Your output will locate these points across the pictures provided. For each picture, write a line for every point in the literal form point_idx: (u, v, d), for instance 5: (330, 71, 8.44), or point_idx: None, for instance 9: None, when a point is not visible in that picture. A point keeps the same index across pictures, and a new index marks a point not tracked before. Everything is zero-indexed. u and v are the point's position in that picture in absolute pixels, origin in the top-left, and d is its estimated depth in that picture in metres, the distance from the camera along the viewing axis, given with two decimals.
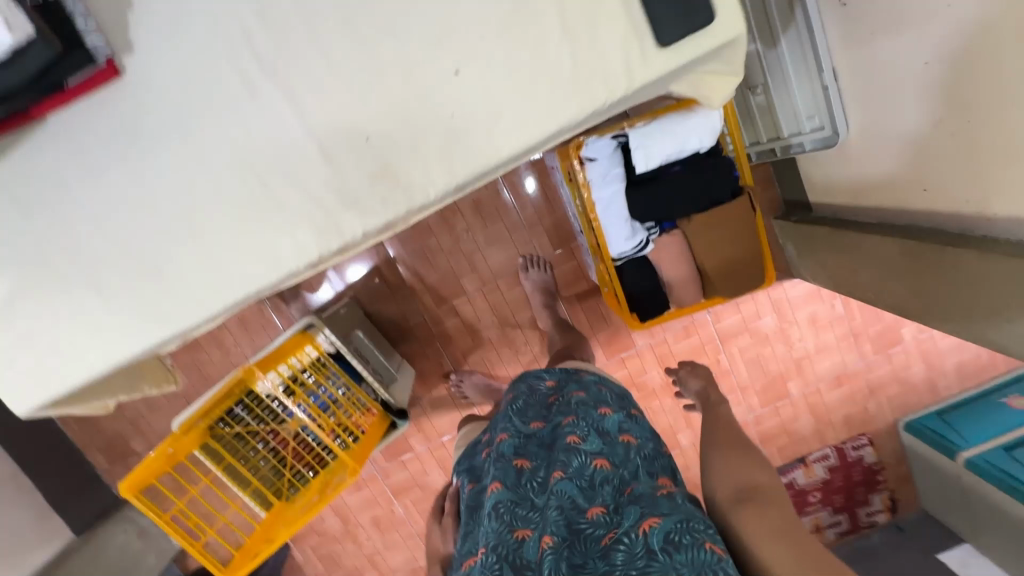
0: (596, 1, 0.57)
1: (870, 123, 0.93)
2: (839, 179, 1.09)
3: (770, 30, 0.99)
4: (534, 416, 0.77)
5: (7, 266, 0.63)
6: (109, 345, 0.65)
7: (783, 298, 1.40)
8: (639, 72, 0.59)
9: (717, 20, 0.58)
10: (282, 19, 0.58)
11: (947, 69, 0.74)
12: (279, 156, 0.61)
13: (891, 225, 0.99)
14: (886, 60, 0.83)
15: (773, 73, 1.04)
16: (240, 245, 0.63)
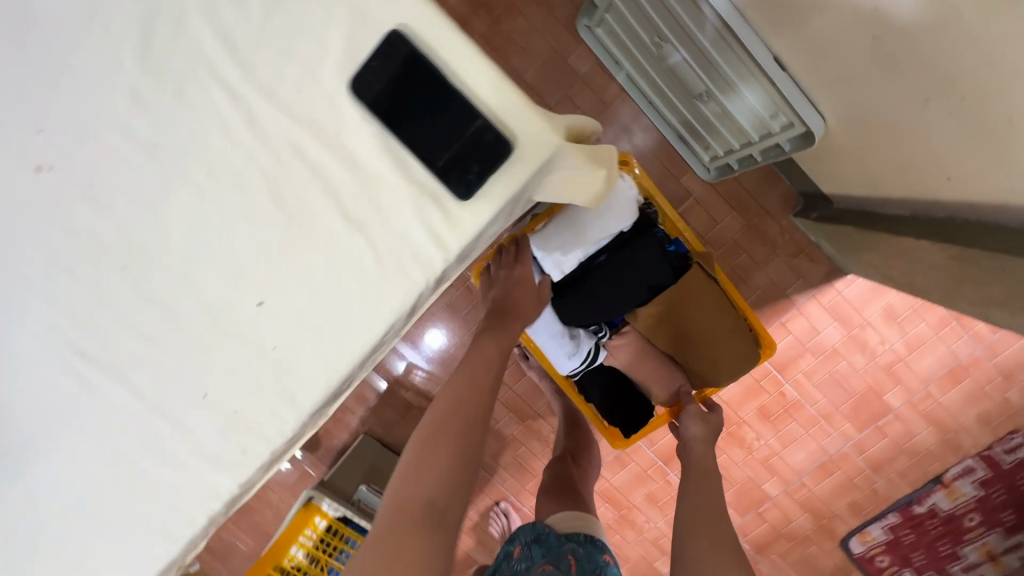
0: (373, 182, 0.47)
1: (847, 108, 0.71)
2: (845, 170, 0.86)
3: (687, 36, 0.81)
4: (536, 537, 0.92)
5: None
6: None
7: (840, 302, 1.14)
8: (451, 237, 0.48)
9: (519, 146, 0.46)
10: (78, 308, 0.53)
11: (909, 38, 0.53)
12: (131, 439, 0.56)
13: (930, 218, 0.75)
14: (833, 37, 0.63)
15: (711, 79, 0.84)
16: (130, 537, 0.58)
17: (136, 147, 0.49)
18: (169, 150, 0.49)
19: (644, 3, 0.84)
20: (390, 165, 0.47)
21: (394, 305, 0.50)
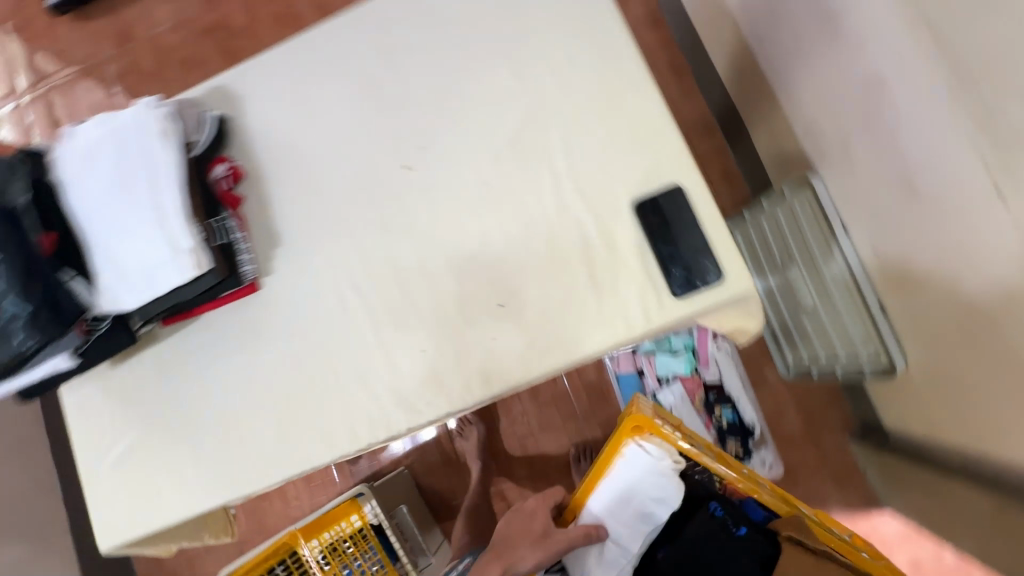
0: (619, 264, 0.72)
1: (926, 357, 0.91)
2: (911, 407, 1.03)
3: (812, 257, 1.04)
4: None
5: (138, 420, 0.82)
6: (187, 498, 0.79)
7: (872, 535, 1.21)
8: (656, 315, 0.71)
9: (724, 280, 0.70)
10: (376, 258, 0.79)
11: (987, 323, 0.75)
12: (357, 355, 0.77)
13: (968, 472, 0.89)
14: (932, 304, 0.85)
15: (819, 298, 1.05)
16: (307, 427, 0.77)
17: (477, 181, 0.78)
18: (495, 194, 0.77)
19: (781, 223, 1.08)
20: (635, 257, 0.72)
21: (594, 347, 0.71)
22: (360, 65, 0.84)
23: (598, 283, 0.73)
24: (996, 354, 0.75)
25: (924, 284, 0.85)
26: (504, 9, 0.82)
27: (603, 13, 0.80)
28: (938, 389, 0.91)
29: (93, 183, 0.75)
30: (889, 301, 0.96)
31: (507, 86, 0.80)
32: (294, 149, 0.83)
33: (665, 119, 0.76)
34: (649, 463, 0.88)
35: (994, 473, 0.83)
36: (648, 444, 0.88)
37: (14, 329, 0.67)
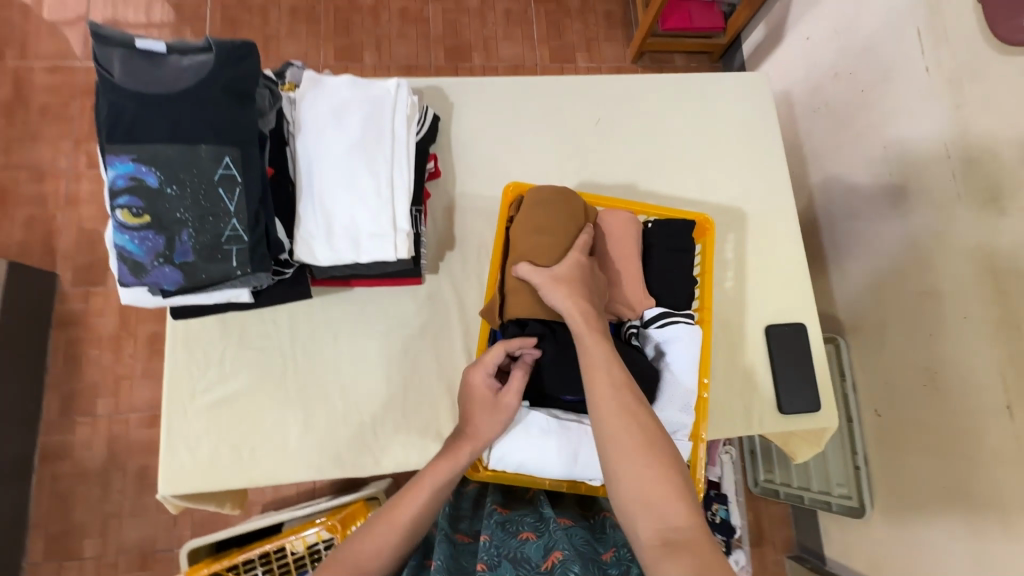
0: (733, 298, 1.04)
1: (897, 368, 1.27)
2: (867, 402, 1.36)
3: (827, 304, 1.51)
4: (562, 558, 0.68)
5: (273, 376, 0.91)
6: (313, 461, 0.89)
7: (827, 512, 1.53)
8: (749, 335, 1.03)
9: (801, 317, 1.04)
10: None
11: (971, 347, 1.08)
12: None
13: (923, 454, 1.22)
14: (924, 332, 1.19)
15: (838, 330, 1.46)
16: (457, 404, 0.94)
17: None
18: None
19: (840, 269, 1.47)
20: (745, 290, 1.04)
21: (717, 373, 1.00)
22: (555, 115, 1.09)
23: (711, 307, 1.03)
24: (971, 369, 1.09)
25: (925, 318, 1.19)
26: (667, 91, 1.12)
27: (767, 115, 1.14)
28: (888, 381, 1.29)
29: (337, 142, 0.85)
30: (872, 319, 1.34)
31: (660, 148, 1.10)
32: (497, 167, 1.05)
33: (784, 180, 1.11)
34: (535, 422, 0.76)
35: (946, 456, 1.16)
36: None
37: (229, 251, 0.73)
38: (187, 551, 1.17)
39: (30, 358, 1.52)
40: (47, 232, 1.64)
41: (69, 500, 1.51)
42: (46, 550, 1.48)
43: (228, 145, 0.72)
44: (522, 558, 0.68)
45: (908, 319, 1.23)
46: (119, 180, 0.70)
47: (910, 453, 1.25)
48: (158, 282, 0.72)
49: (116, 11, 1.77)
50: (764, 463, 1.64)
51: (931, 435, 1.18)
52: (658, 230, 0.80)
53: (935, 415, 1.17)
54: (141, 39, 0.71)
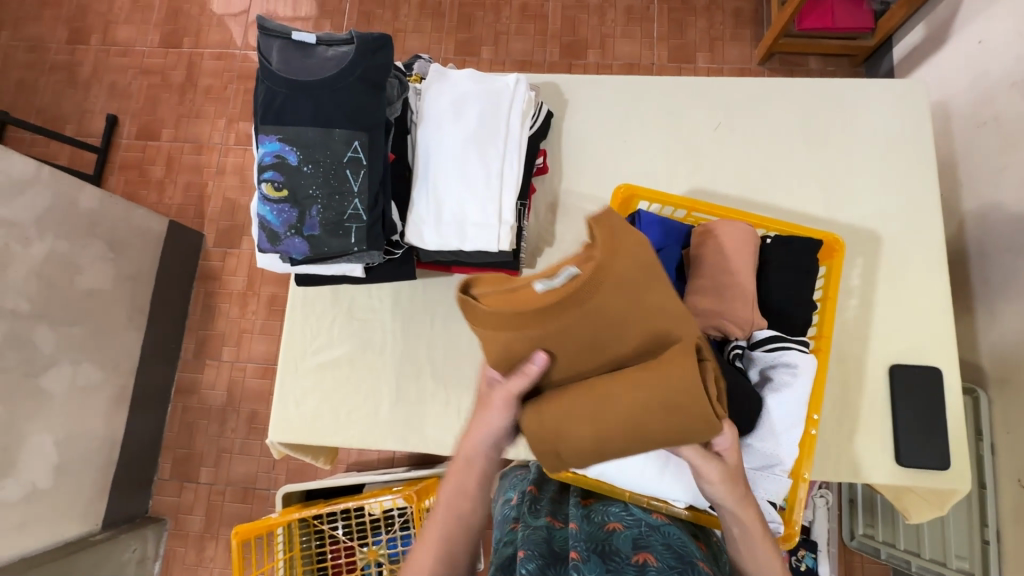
0: (853, 330, 0.94)
1: None
2: (1010, 470, 1.16)
3: (971, 349, 1.31)
4: (656, 560, 0.60)
5: (372, 348, 0.98)
6: (398, 433, 0.95)
7: None
8: (869, 373, 0.92)
9: (937, 361, 0.91)
10: None
11: None
12: None
13: None
14: None
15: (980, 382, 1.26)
16: None
17: None
18: None
19: (991, 312, 1.26)
20: (870, 323, 0.94)
21: (826, 411, 0.91)
22: (672, 117, 1.04)
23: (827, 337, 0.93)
24: None
25: None
26: (800, 96, 1.03)
27: (920, 128, 1.00)
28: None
29: (454, 133, 0.89)
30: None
31: (785, 157, 1.01)
32: (605, 166, 1.03)
33: (932, 203, 0.97)
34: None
35: None
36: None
37: (349, 229, 0.80)
38: (282, 494, 1.31)
39: (177, 304, 1.77)
40: (200, 197, 1.89)
41: (194, 431, 1.74)
42: (172, 470, 1.72)
43: (359, 130, 0.79)
44: (611, 547, 0.62)
45: None
46: (267, 156, 0.79)
47: None
48: (288, 251, 0.80)
49: (272, 5, 1.99)
50: (865, 515, 1.46)
51: None
52: (778, 247, 0.73)
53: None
54: (296, 32, 0.79)
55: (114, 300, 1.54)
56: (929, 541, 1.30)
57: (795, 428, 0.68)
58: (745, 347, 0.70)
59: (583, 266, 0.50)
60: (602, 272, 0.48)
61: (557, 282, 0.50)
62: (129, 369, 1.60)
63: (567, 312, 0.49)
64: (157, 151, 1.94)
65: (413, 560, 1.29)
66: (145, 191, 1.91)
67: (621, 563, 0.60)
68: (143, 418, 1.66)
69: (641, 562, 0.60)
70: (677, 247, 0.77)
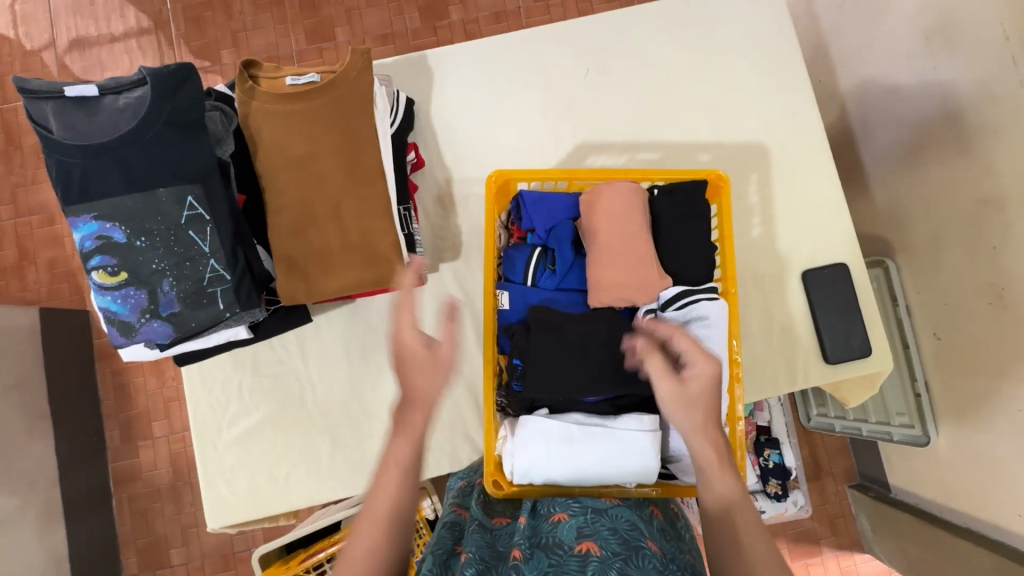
0: (761, 245, 0.94)
1: (957, 288, 1.15)
2: (929, 328, 1.25)
3: (876, 222, 1.37)
4: (599, 547, 0.53)
5: (288, 400, 0.90)
6: (344, 477, 0.89)
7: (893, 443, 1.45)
8: (786, 284, 0.94)
9: (843, 256, 0.94)
10: None
11: None
12: None
13: (989, 377, 1.11)
14: (992, 246, 1.05)
15: (890, 253, 1.33)
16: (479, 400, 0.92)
17: None
18: None
19: (886, 186, 1.31)
20: (775, 234, 0.95)
21: (756, 331, 0.93)
22: (540, 73, 0.97)
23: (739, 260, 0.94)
24: None
25: (992, 234, 1.04)
26: (663, 20, 0.99)
27: (783, 27, 0.98)
28: (948, 301, 1.18)
29: (300, 148, 0.77)
30: (925, 236, 1.21)
31: (663, 89, 0.98)
32: (485, 142, 0.96)
33: (809, 101, 0.97)
34: (554, 431, 0.66)
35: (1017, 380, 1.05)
36: (505, 447, 0.67)
37: (214, 294, 0.70)
38: (258, 558, 1.23)
39: (83, 394, 1.59)
40: (69, 272, 1.68)
41: (151, 518, 1.61)
42: (140, 563, 1.60)
43: (187, 182, 0.68)
44: (553, 542, 0.55)
45: (970, 235, 1.09)
46: (87, 241, 0.67)
47: (974, 377, 1.15)
48: (150, 338, 0.70)
49: (79, 33, 1.70)
50: (816, 398, 1.56)
51: (999, 358, 1.08)
52: (665, 197, 0.70)
53: (1001, 332, 1.06)
54: (70, 86, 0.66)
55: (3, 416, 1.36)
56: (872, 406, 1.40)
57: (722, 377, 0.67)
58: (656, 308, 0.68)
59: (323, 76, 0.80)
60: (335, 86, 0.78)
61: (303, 82, 0.79)
62: (50, 481, 1.45)
63: (308, 95, 0.78)
64: (1, 234, 1.69)
65: None
66: (2, 283, 1.67)
67: (562, 558, 0.53)
68: (86, 524, 1.52)
69: (582, 554, 0.52)
70: (567, 222, 0.72)
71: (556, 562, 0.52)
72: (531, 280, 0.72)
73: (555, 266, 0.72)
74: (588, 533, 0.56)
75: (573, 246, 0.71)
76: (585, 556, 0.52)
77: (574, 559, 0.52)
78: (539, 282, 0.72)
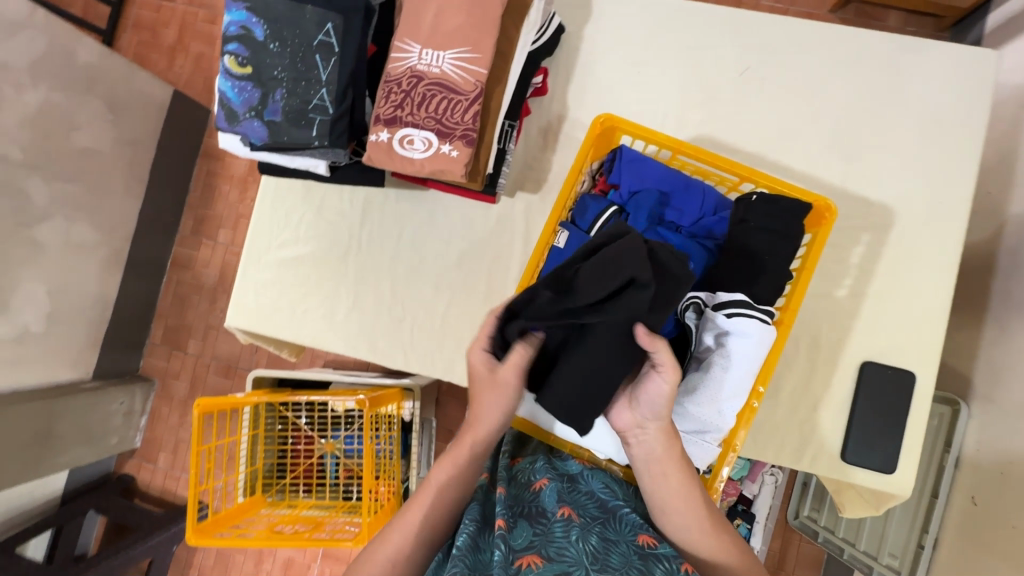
0: (834, 318, 0.88)
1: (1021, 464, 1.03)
2: (967, 487, 1.14)
3: (970, 364, 1.23)
4: (578, 515, 0.63)
5: (328, 244, 0.96)
6: (347, 335, 0.95)
7: None
8: (839, 370, 0.87)
9: (916, 369, 0.85)
10: None
11: None
12: None
13: (1006, 561, 1.01)
14: None
15: (969, 399, 1.20)
16: None
17: None
18: None
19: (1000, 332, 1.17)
20: (857, 311, 0.87)
21: (787, 398, 0.87)
22: (697, 50, 0.93)
23: (805, 317, 0.88)
24: None
25: None
26: (849, 48, 0.90)
27: (976, 107, 0.87)
28: (1006, 473, 1.05)
29: (453, 16, 0.76)
30: (1017, 396, 1.08)
31: (812, 117, 0.91)
32: (611, 98, 0.94)
33: (962, 196, 0.87)
34: None
35: None
36: None
37: (313, 120, 0.74)
38: (253, 377, 1.35)
39: (178, 177, 1.75)
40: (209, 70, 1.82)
41: (187, 306, 1.79)
42: (163, 337, 1.79)
43: (333, 11, 0.73)
44: (536, 507, 0.63)
45: None
46: (233, 26, 0.73)
47: (989, 556, 1.05)
48: (246, 134, 0.75)
49: None
50: (814, 500, 1.46)
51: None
52: (760, 205, 0.67)
53: None
54: None
55: (112, 162, 1.52)
56: (867, 535, 1.28)
57: (736, 399, 0.65)
58: (703, 302, 0.68)
59: None
60: None
61: None
62: (124, 235, 1.62)
63: None
64: (170, 13, 1.85)
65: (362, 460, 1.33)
66: (156, 56, 1.85)
67: (548, 524, 0.61)
68: (136, 284, 1.71)
69: (563, 515, 0.62)
70: (653, 191, 0.70)
71: (540, 522, 0.61)
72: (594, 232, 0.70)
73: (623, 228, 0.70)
74: (564, 497, 0.65)
75: (648, 216, 0.69)
76: (567, 523, 0.61)
77: (558, 522, 0.61)
78: None
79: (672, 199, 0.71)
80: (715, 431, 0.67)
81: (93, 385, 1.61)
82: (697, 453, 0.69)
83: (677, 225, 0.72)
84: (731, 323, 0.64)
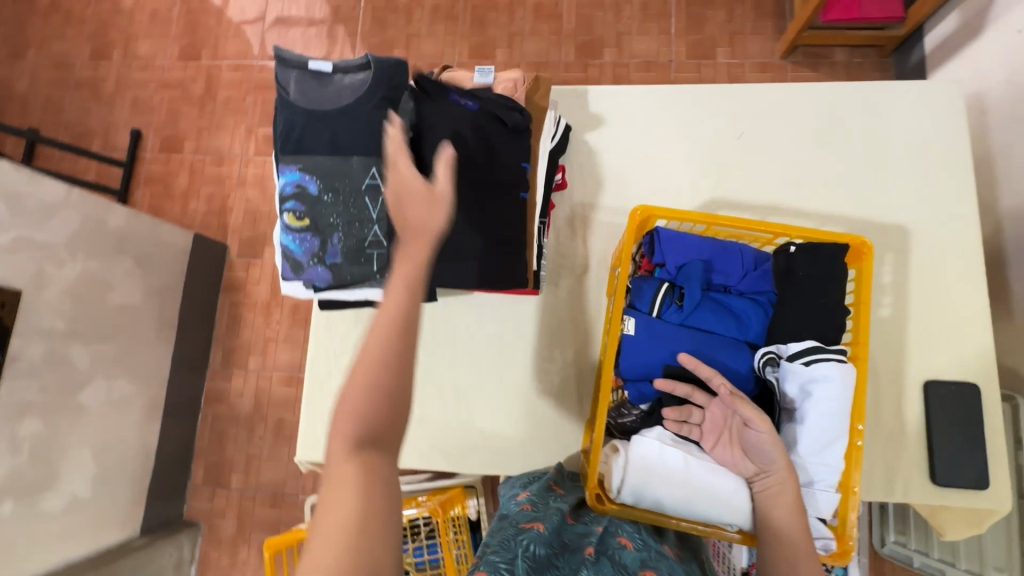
0: (885, 343, 0.91)
1: None
2: None
3: None
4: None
5: None
6: (420, 447, 0.96)
7: None
8: (904, 393, 0.89)
9: (976, 379, 0.88)
10: None
11: None
12: None
13: None
14: None
15: None
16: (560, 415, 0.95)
17: None
18: None
19: None
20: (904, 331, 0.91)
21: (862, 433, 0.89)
22: (693, 124, 1.02)
23: None
24: None
25: None
26: (827, 99, 1.00)
27: (954, 129, 0.96)
28: None
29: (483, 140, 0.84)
30: None
31: (810, 162, 0.98)
32: (625, 179, 1.01)
33: (967, 209, 0.93)
34: (673, 456, 0.67)
35: None
36: (617, 464, 0.68)
37: (371, 256, 0.80)
38: None
39: (204, 314, 1.79)
40: (221, 208, 1.86)
41: (225, 439, 1.77)
42: (205, 476, 1.76)
43: (377, 156, 0.79)
44: (616, 558, 0.57)
45: None
46: (288, 185, 0.80)
47: None
48: (311, 279, 0.81)
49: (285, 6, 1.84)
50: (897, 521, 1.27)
51: None
52: (802, 256, 0.72)
53: None
54: (312, 61, 0.80)
55: (144, 314, 1.57)
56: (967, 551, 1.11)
57: (836, 442, 0.65)
58: (778, 355, 0.70)
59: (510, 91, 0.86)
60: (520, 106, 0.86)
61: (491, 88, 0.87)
62: (160, 381, 1.63)
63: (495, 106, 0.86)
64: (179, 163, 1.89)
65: (439, 569, 1.28)
66: (168, 204, 1.88)
67: (624, 571, 0.54)
68: (175, 428, 1.70)
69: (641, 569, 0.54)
70: (697, 262, 0.75)
71: (620, 565, 0.55)
72: (656, 312, 0.75)
73: (682, 302, 0.74)
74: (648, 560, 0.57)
75: (701, 286, 0.74)
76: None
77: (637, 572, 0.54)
78: (664, 315, 0.75)
79: (716, 264, 0.76)
80: (828, 479, 0.65)
81: (141, 542, 1.56)
82: (817, 504, 0.66)
83: (727, 285, 0.76)
84: (809, 366, 0.66)
